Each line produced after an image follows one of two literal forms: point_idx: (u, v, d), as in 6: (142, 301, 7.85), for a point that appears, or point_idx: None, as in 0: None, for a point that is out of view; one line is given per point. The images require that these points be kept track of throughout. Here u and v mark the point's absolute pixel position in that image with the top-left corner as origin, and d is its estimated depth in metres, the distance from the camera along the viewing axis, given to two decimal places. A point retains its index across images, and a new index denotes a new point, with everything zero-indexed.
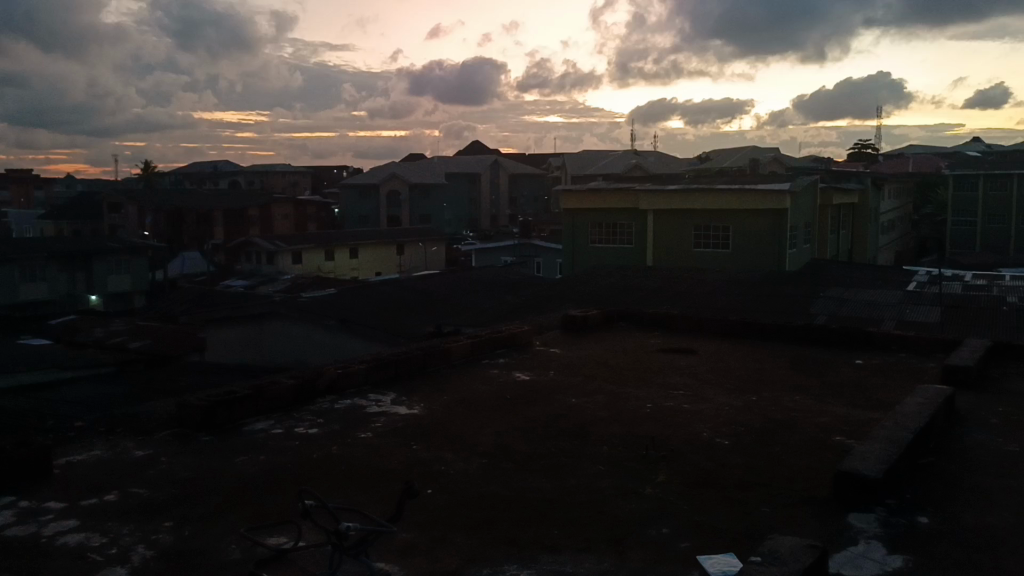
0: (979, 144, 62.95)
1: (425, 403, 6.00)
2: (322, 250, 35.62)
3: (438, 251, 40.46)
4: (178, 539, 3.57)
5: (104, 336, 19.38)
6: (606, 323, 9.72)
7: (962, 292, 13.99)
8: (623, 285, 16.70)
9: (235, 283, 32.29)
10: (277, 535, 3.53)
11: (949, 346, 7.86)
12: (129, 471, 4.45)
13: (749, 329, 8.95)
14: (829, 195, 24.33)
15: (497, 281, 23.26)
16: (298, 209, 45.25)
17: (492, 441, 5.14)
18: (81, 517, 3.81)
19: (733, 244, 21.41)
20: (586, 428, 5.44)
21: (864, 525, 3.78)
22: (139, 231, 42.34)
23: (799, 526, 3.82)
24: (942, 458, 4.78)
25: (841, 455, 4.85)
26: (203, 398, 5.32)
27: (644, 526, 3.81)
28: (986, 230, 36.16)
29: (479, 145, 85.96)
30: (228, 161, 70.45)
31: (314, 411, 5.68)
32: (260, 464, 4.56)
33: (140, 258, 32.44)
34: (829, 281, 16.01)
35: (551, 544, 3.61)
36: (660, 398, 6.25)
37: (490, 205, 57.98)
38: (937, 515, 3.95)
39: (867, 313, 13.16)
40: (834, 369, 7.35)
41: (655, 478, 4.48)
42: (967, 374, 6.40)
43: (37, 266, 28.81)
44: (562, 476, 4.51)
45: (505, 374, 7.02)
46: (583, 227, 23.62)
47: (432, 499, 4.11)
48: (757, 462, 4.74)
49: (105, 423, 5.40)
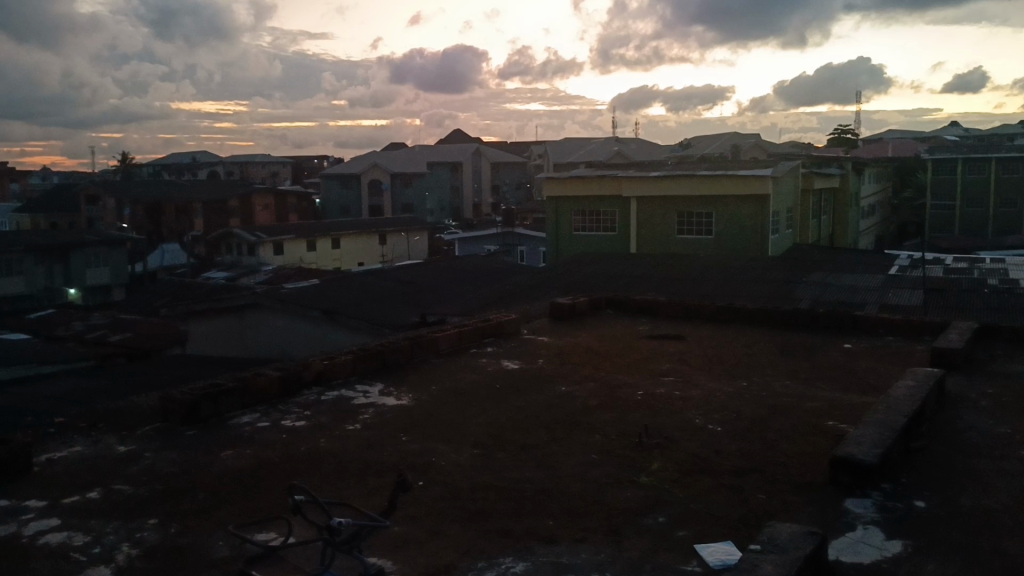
0: (957, 129, 63.70)
1: (414, 393, 5.92)
2: (305, 240, 35.32)
3: (420, 240, 40.20)
4: (165, 537, 3.47)
5: (82, 331, 19.18)
6: (593, 311, 9.66)
7: (944, 276, 14.04)
8: (608, 272, 16.66)
9: (216, 274, 32.01)
10: (267, 531, 3.42)
11: (935, 329, 7.87)
12: (111, 468, 4.32)
13: (737, 314, 8.93)
14: (811, 179, 24.42)
15: (481, 270, 23.19)
16: (279, 199, 44.54)
17: (482, 431, 5.07)
18: (62, 517, 3.69)
19: (716, 230, 21.35)
20: (577, 417, 5.37)
21: (862, 511, 3.76)
22: (118, 223, 41.92)
23: (796, 512, 3.79)
24: (936, 442, 4.77)
25: (834, 440, 4.83)
26: (187, 392, 5.22)
27: (641, 515, 3.76)
28: (965, 214, 36.56)
29: (460, 133, 85.87)
30: (207, 153, 70.06)
31: (300, 403, 5.58)
32: (246, 459, 4.46)
33: (120, 251, 31.90)
34: (812, 265, 16.03)
35: (546, 535, 3.56)
36: (651, 386, 6.20)
37: (473, 193, 57.80)
38: (935, 499, 3.93)
39: (851, 296, 13.24)
40: (822, 353, 7.35)
41: (649, 465, 4.43)
42: (956, 356, 6.41)
43: (14, 259, 28.42)
44: (555, 465, 4.45)
45: (494, 363, 6.94)
46: (566, 214, 23.57)
47: (424, 492, 4.04)
48: (751, 449, 4.70)
49: (86, 419, 5.26)
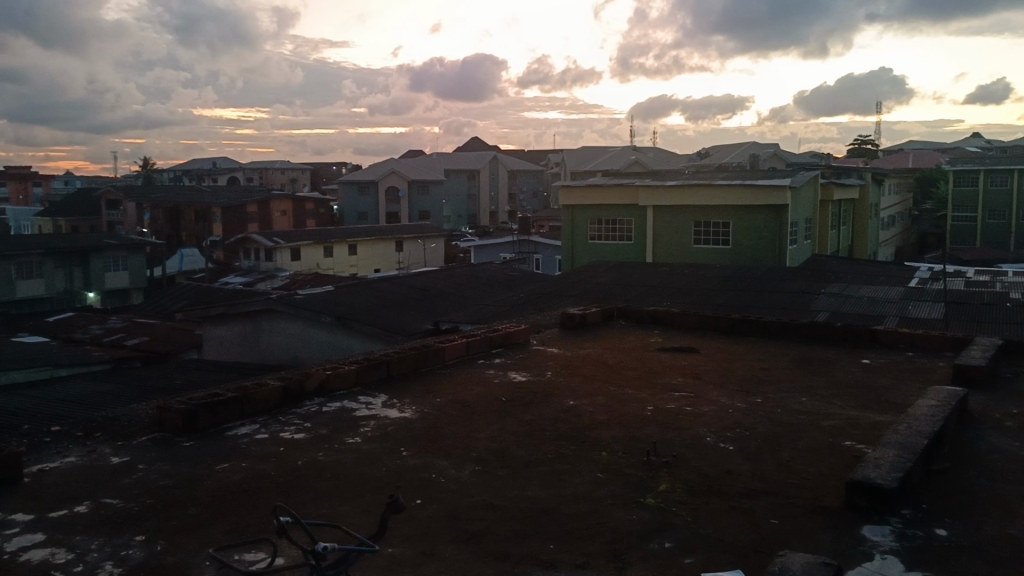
0: (978, 140, 63.12)
1: (417, 405, 5.79)
2: (322, 245, 35.42)
3: (437, 247, 40.23)
4: (150, 555, 3.35)
5: (101, 338, 19.44)
6: (604, 321, 9.52)
7: (965, 289, 13.74)
8: (622, 281, 16.51)
9: (233, 279, 32.20)
10: (253, 552, 3.31)
11: (958, 344, 7.63)
12: (103, 479, 4.23)
13: (751, 326, 8.73)
14: (831, 190, 24.13)
15: (495, 278, 23.10)
16: (297, 205, 44.73)
17: (485, 445, 4.93)
18: (47, 531, 3.58)
19: (733, 239, 21.08)
20: (583, 432, 5.22)
21: (879, 538, 3.57)
22: (138, 227, 42.51)
23: (808, 540, 3.60)
24: (959, 464, 4.56)
25: (851, 461, 4.65)
26: (185, 401, 5.13)
27: (646, 540, 3.59)
28: (987, 226, 35.99)
29: (479, 142, 86.10)
30: (228, 159, 70.99)
31: (301, 414, 5.46)
32: (240, 472, 4.34)
33: (139, 255, 32.02)
34: (831, 276, 15.78)
35: (547, 559, 3.40)
36: (661, 400, 6.02)
37: (489, 201, 57.91)
38: (957, 527, 3.73)
39: (870, 309, 13.00)
40: (840, 368, 7.15)
41: (656, 485, 4.26)
42: (978, 374, 6.23)
43: (35, 262, 28.79)
44: (559, 484, 4.29)
45: (501, 375, 6.78)
46: (582, 223, 23.44)
47: (421, 510, 3.90)
48: (764, 469, 4.52)
49: (84, 428, 5.16)
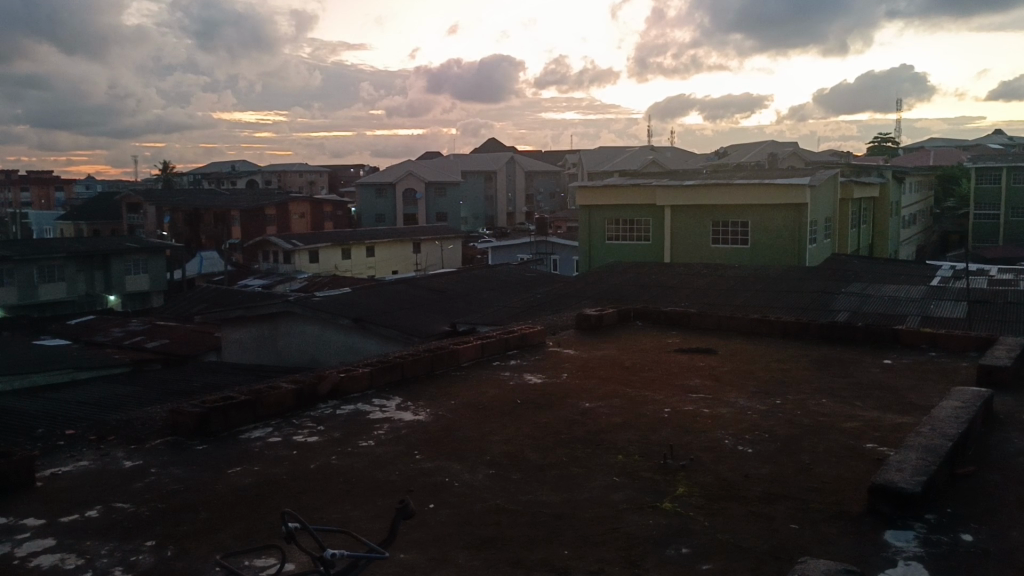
0: (1001, 137, 62.14)
1: (431, 408, 5.75)
2: (339, 248, 35.55)
3: (454, 248, 40.26)
4: (161, 560, 3.32)
5: (122, 342, 19.67)
6: (621, 322, 9.42)
7: (987, 287, 13.49)
8: (640, 282, 16.37)
9: (252, 281, 32.41)
10: (264, 557, 3.29)
11: (983, 345, 7.45)
12: (115, 484, 4.21)
13: (771, 327, 8.59)
14: (850, 188, 23.83)
15: (512, 279, 23.04)
16: (315, 207, 44.93)
17: (500, 449, 4.87)
18: (57, 537, 3.56)
19: (752, 239, 20.87)
20: (598, 435, 5.14)
21: (904, 544, 3.46)
22: (158, 230, 42.96)
23: (827, 545, 3.51)
24: (984, 467, 4.45)
25: (874, 464, 4.54)
26: (198, 404, 5.11)
27: (662, 546, 3.51)
28: (1009, 224, 35.42)
29: (494, 142, 86.00)
30: (247, 163, 71.62)
31: (314, 418, 5.42)
32: (254, 476, 4.31)
33: (159, 259, 32.19)
34: (851, 276, 15.56)
35: (561, 566, 3.33)
36: (678, 402, 5.93)
37: (506, 202, 57.87)
38: (983, 533, 3.61)
39: (892, 309, 12.79)
40: (861, 369, 7.02)
41: (673, 490, 4.18)
42: (1004, 374, 6.09)
43: (56, 266, 29.16)
44: (574, 488, 4.22)
45: (516, 377, 6.71)
46: (599, 224, 23.35)
47: (432, 516, 3.85)
48: (783, 472, 4.44)
49: (96, 431, 5.16)
